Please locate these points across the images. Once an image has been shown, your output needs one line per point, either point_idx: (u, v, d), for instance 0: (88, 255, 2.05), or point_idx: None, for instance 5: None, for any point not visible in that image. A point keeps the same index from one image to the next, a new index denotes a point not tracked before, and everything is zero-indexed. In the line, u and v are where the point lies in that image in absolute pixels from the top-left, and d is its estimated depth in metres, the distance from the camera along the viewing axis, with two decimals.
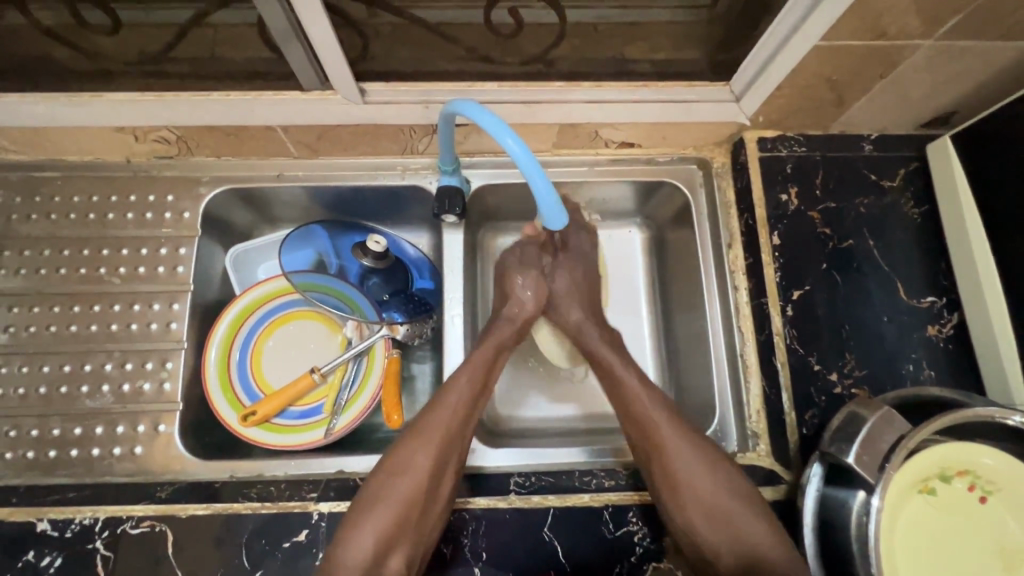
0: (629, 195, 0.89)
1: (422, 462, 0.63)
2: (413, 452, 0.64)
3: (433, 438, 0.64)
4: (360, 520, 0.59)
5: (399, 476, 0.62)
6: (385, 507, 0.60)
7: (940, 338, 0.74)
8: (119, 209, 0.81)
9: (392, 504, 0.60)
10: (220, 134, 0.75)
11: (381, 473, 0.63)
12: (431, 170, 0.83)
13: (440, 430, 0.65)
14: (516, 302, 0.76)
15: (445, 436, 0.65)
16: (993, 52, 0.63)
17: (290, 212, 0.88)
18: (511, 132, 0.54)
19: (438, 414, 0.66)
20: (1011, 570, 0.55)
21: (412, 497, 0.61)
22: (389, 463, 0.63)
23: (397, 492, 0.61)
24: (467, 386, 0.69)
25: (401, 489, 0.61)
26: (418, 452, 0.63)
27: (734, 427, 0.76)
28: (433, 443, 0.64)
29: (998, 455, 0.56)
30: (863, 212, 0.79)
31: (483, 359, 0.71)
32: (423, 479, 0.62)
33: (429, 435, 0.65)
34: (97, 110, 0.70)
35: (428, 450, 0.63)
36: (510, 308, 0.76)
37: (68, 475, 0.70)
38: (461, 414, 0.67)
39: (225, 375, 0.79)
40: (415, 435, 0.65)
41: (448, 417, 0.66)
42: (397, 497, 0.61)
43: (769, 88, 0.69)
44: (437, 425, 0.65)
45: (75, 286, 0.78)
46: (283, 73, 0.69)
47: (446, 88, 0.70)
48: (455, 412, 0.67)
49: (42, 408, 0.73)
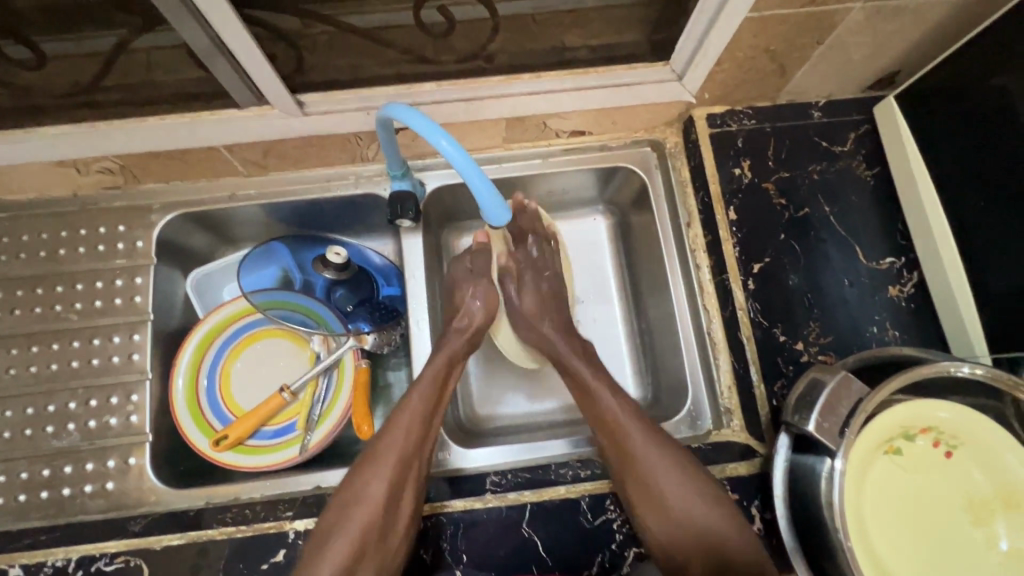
0: (587, 183, 0.89)
1: (377, 488, 0.62)
2: (368, 478, 0.63)
3: (388, 461, 0.64)
4: (319, 553, 0.59)
5: (355, 505, 0.62)
6: (345, 536, 0.60)
7: (902, 297, 0.74)
8: (70, 244, 0.79)
9: (349, 533, 0.60)
10: (163, 159, 0.74)
11: (340, 501, 0.63)
12: (383, 176, 0.82)
13: (395, 453, 0.64)
14: (466, 314, 0.76)
15: (403, 458, 0.64)
16: (924, 8, 0.63)
17: (249, 231, 0.87)
18: (444, 132, 0.54)
19: (392, 436, 0.66)
20: (981, 522, 0.56)
21: (370, 524, 0.60)
22: (346, 492, 0.63)
23: (355, 520, 0.61)
24: (420, 404, 0.68)
25: (358, 516, 0.61)
26: (373, 477, 0.63)
27: (708, 405, 0.77)
28: (388, 465, 0.64)
29: (954, 408, 0.57)
30: (816, 178, 0.79)
31: (435, 376, 0.70)
32: (379, 506, 0.61)
33: (384, 457, 0.64)
34: (33, 146, 0.69)
35: (383, 474, 0.63)
36: (459, 321, 0.76)
37: (42, 518, 0.69)
38: (416, 431, 0.66)
39: (194, 400, 0.78)
40: (371, 460, 0.65)
41: (402, 437, 0.66)
42: (356, 524, 0.61)
43: (709, 63, 0.69)
44: (391, 448, 0.65)
45: (32, 326, 0.76)
46: (217, 91, 0.68)
47: (385, 93, 0.70)
48: (410, 431, 0.66)
49: (9, 452, 0.72)
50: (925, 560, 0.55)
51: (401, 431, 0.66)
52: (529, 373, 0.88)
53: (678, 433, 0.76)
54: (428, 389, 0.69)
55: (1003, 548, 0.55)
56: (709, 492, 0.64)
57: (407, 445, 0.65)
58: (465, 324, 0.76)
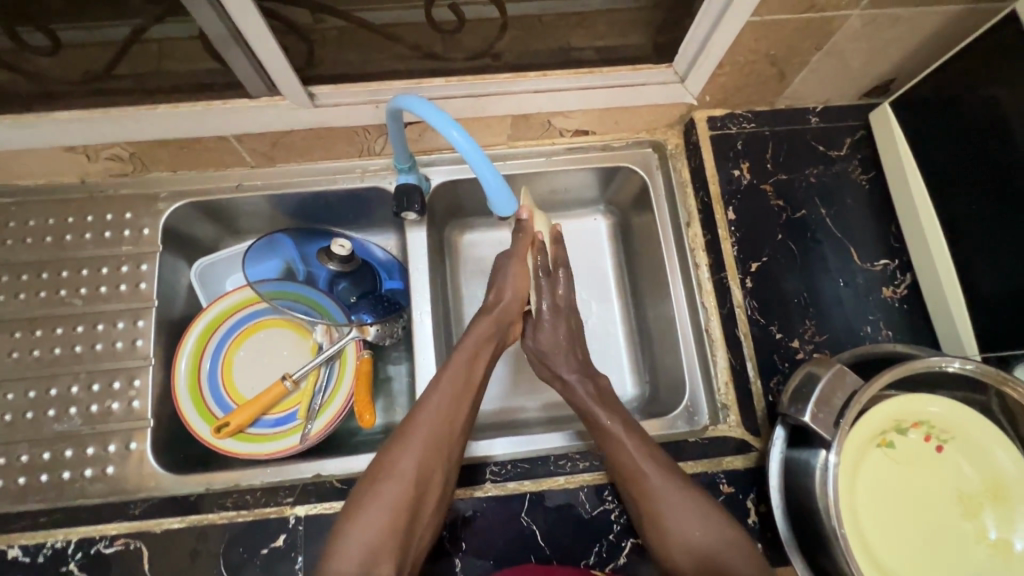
0: (589, 183, 0.90)
1: (406, 468, 0.61)
2: (397, 457, 0.62)
3: (418, 440, 0.63)
4: (346, 529, 0.58)
5: (384, 483, 0.61)
6: (374, 516, 0.59)
7: (895, 299, 0.76)
8: (76, 230, 0.80)
9: (376, 511, 0.59)
10: (172, 147, 0.74)
11: (367, 480, 0.62)
12: (389, 170, 0.83)
13: (426, 433, 0.63)
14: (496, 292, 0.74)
15: (433, 441, 0.63)
16: (919, 18, 0.66)
17: (255, 223, 0.88)
18: (455, 124, 0.55)
19: (418, 417, 0.65)
20: (971, 516, 0.57)
21: (398, 506, 0.59)
22: (373, 470, 0.62)
23: (382, 500, 0.59)
24: (449, 385, 0.67)
25: (386, 496, 0.60)
26: (402, 457, 0.62)
27: (705, 402, 0.78)
28: (417, 447, 0.62)
29: (944, 403, 0.58)
30: (813, 181, 0.81)
31: (464, 357, 0.69)
32: (409, 485, 0.60)
33: (412, 437, 0.63)
34: (44, 131, 0.69)
35: (412, 455, 0.62)
36: (488, 302, 0.75)
37: (41, 501, 0.69)
38: (445, 415, 0.65)
39: (196, 387, 0.79)
40: (399, 440, 0.63)
41: (431, 419, 0.64)
42: (385, 503, 0.59)
43: (712, 65, 0.71)
44: (422, 428, 0.64)
45: (36, 310, 0.77)
46: (228, 81, 0.70)
47: (395, 87, 0.71)
48: (439, 414, 0.65)
49: (10, 435, 0.72)
50: (915, 551, 0.56)
51: (429, 412, 0.65)
52: (520, 369, 0.88)
53: (675, 428, 0.77)
54: (457, 372, 0.68)
55: (990, 539, 0.56)
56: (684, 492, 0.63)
57: (437, 428, 0.64)
58: (492, 306, 0.74)
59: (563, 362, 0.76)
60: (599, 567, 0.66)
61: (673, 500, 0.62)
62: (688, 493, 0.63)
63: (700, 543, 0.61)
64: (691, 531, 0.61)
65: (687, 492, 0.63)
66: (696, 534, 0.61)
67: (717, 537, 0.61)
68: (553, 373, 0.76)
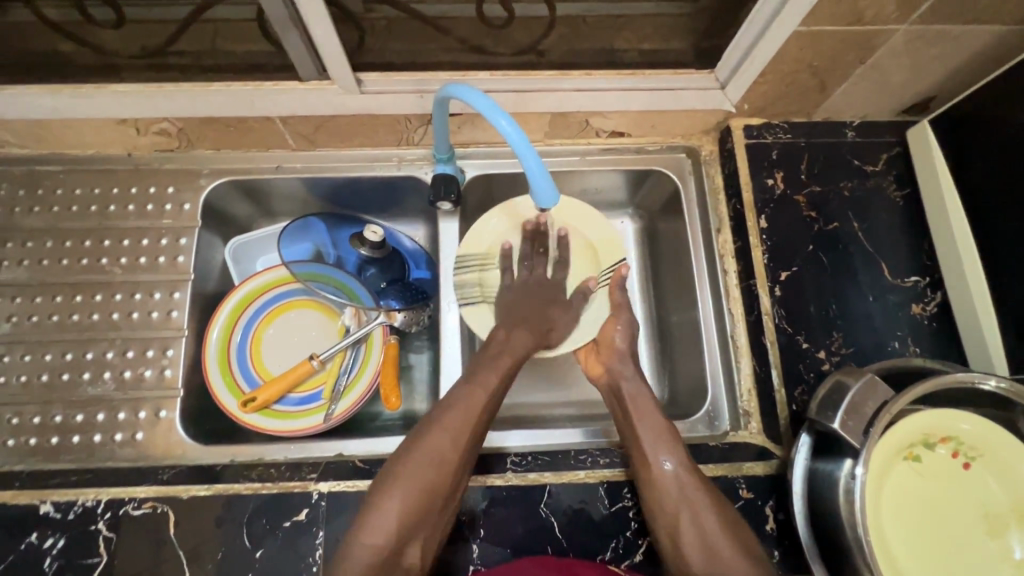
0: (621, 185, 0.91)
1: (447, 453, 0.61)
2: (437, 440, 0.62)
3: (459, 428, 0.63)
4: (384, 502, 0.58)
5: (425, 465, 0.60)
6: (412, 496, 0.59)
7: (925, 316, 0.76)
8: (120, 201, 0.82)
9: (415, 492, 0.59)
10: (219, 125, 0.76)
11: (405, 456, 0.61)
12: (426, 161, 0.84)
13: (466, 422, 0.63)
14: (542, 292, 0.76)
15: (473, 429, 0.64)
16: (966, 37, 0.66)
17: (290, 205, 0.89)
18: (504, 113, 0.54)
19: (464, 404, 0.65)
20: (996, 535, 0.57)
21: (435, 490, 0.60)
22: (412, 448, 0.62)
23: (421, 481, 0.59)
24: (498, 381, 0.68)
25: (426, 477, 0.60)
26: (443, 442, 0.62)
27: (726, 407, 0.78)
28: (460, 434, 0.63)
29: (975, 420, 0.58)
30: (847, 195, 0.81)
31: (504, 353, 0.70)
32: (447, 471, 0.61)
33: (457, 424, 0.63)
34: (101, 101, 0.72)
35: (455, 440, 0.62)
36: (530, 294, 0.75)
37: (72, 460, 0.71)
38: (489, 408, 0.66)
39: (225, 360, 0.80)
40: (440, 424, 0.63)
41: (477, 409, 0.65)
42: (424, 486, 0.59)
43: (754, 73, 0.72)
44: (463, 418, 0.64)
45: (77, 276, 0.79)
46: (282, 64, 0.72)
47: (441, 78, 0.73)
48: (485, 404, 0.65)
49: (45, 395, 0.74)
50: (938, 565, 0.56)
51: (476, 402, 0.65)
52: (537, 363, 0.88)
53: (695, 432, 0.77)
54: (507, 370, 0.69)
55: (1015, 559, 0.56)
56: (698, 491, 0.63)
57: (479, 418, 0.65)
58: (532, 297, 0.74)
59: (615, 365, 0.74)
60: (615, 563, 0.66)
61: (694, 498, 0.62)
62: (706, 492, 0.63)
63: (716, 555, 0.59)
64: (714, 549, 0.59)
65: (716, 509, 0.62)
66: (710, 538, 0.60)
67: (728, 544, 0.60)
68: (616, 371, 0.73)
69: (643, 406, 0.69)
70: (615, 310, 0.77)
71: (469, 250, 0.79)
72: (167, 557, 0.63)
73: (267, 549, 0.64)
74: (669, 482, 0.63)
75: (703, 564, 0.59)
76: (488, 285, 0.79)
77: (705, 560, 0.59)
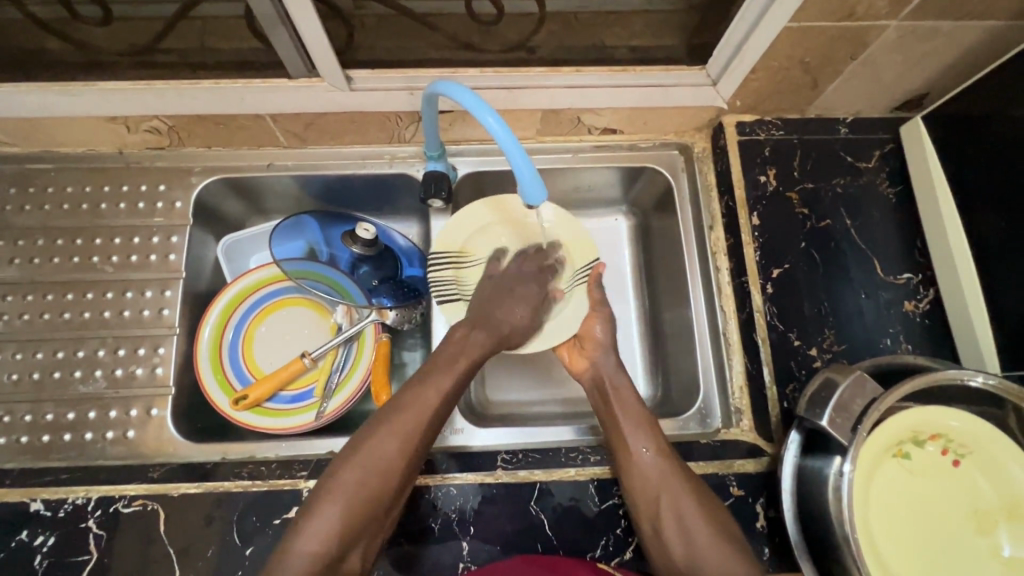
0: (614, 182, 0.90)
1: (394, 460, 0.61)
2: (381, 446, 0.61)
3: (404, 433, 0.62)
4: (323, 508, 0.58)
5: (367, 471, 0.60)
6: (351, 503, 0.58)
7: (917, 313, 0.75)
8: (111, 199, 0.82)
9: (355, 498, 0.59)
10: (210, 123, 0.76)
11: (348, 460, 0.61)
12: (418, 158, 0.84)
13: (413, 427, 0.63)
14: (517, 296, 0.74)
15: (420, 433, 0.63)
16: (959, 31, 0.65)
17: (282, 203, 0.89)
18: (492, 111, 0.54)
19: (414, 409, 0.64)
20: (985, 532, 0.57)
21: (375, 496, 0.59)
22: (356, 452, 0.61)
23: (361, 487, 0.59)
24: (451, 385, 0.66)
25: (369, 484, 0.59)
26: (388, 447, 0.61)
27: (718, 405, 0.78)
28: (409, 439, 0.62)
29: (965, 417, 0.58)
30: (840, 192, 0.81)
31: (460, 352, 0.69)
32: (391, 478, 0.61)
33: (405, 428, 0.63)
34: (90, 99, 0.71)
35: (401, 446, 0.62)
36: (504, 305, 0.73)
37: (63, 458, 0.71)
38: (439, 413, 0.65)
39: (217, 358, 0.80)
40: (385, 429, 0.62)
41: (429, 414, 0.64)
42: (365, 493, 0.59)
43: (745, 70, 0.71)
44: (410, 422, 0.63)
45: (68, 274, 0.79)
46: (271, 62, 0.72)
47: (430, 75, 0.72)
48: (437, 408, 0.65)
49: (36, 393, 0.74)
50: (926, 562, 0.56)
51: (428, 405, 0.65)
52: (529, 360, 0.88)
53: (687, 429, 0.77)
54: (462, 371, 0.68)
55: (1004, 556, 0.56)
56: (677, 481, 0.64)
57: (429, 423, 0.64)
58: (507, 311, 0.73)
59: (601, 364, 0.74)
60: (606, 560, 0.66)
61: (675, 489, 0.63)
62: (687, 484, 0.64)
63: (694, 543, 0.61)
64: (692, 531, 0.61)
65: (696, 493, 0.63)
66: (691, 529, 0.61)
67: (709, 534, 0.61)
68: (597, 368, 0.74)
69: (626, 398, 0.70)
70: (595, 305, 0.77)
71: (444, 248, 0.76)
72: (157, 555, 0.63)
73: (257, 547, 0.64)
74: (653, 468, 0.64)
75: (684, 555, 0.61)
76: (464, 283, 0.78)
77: (685, 550, 0.61)
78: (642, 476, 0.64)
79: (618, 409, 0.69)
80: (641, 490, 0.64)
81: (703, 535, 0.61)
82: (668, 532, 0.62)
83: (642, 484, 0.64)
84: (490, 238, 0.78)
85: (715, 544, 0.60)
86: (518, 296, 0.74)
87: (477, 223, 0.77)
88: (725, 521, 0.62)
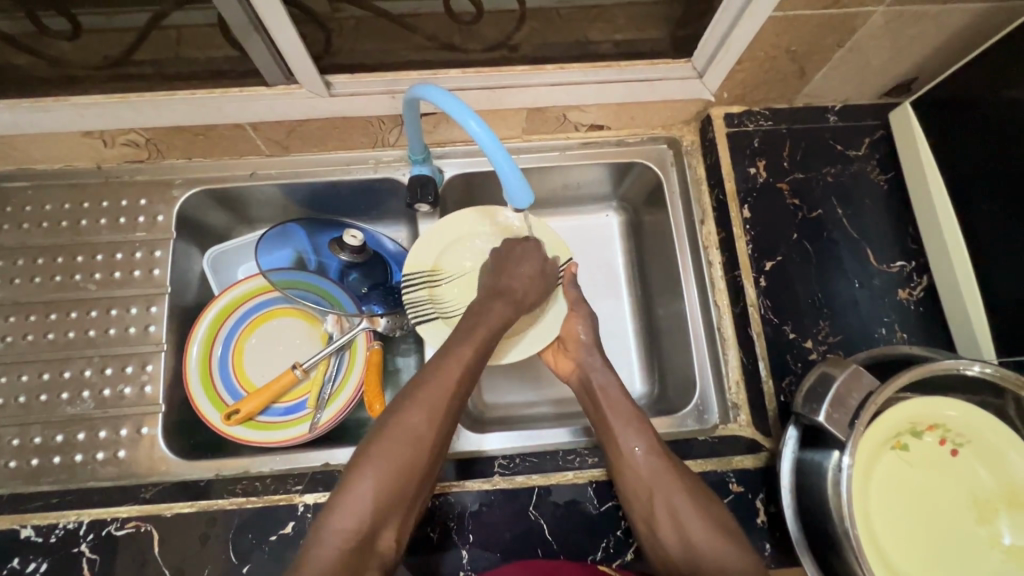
0: (604, 178, 0.89)
1: (424, 433, 0.60)
2: (411, 420, 0.60)
3: (429, 409, 0.61)
4: (356, 483, 0.57)
5: (398, 445, 0.59)
6: (383, 478, 0.57)
7: (911, 301, 0.75)
8: (92, 215, 0.80)
9: (388, 475, 0.58)
10: (189, 135, 0.75)
11: (379, 435, 0.60)
12: (403, 162, 0.83)
13: (441, 403, 0.62)
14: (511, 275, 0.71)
15: (447, 409, 0.62)
16: (946, 15, 0.64)
17: (267, 212, 0.88)
18: (474, 115, 0.53)
19: (440, 383, 0.63)
20: (985, 521, 0.56)
21: (409, 472, 0.58)
22: (387, 428, 0.60)
23: (394, 461, 0.58)
24: (473, 356, 0.65)
25: (401, 459, 0.58)
26: (418, 421, 0.60)
27: (715, 400, 0.77)
28: (437, 411, 0.61)
29: (961, 407, 0.58)
30: (830, 181, 0.80)
31: (470, 338, 0.66)
32: (423, 452, 0.60)
33: (431, 404, 0.62)
34: (63, 115, 0.70)
35: (429, 420, 0.61)
36: (499, 284, 0.71)
37: (53, 482, 0.70)
38: (465, 385, 0.64)
39: (207, 375, 0.79)
40: (413, 404, 0.61)
41: (453, 390, 0.63)
42: (397, 468, 0.58)
43: (731, 61, 0.70)
44: (436, 400, 0.62)
45: (50, 294, 0.78)
46: (246, 69, 0.70)
47: (410, 78, 0.71)
48: (461, 385, 0.64)
49: (23, 416, 0.73)
50: (927, 554, 0.55)
51: (453, 380, 0.63)
52: (525, 361, 0.87)
53: (684, 426, 0.77)
54: (481, 343, 0.66)
55: (1005, 545, 0.56)
56: (670, 477, 0.63)
57: (455, 398, 0.63)
58: (503, 288, 0.70)
59: (588, 359, 0.73)
60: (606, 563, 0.65)
61: (667, 489, 0.62)
62: (681, 478, 0.63)
63: (689, 538, 0.60)
64: (687, 528, 0.61)
65: (690, 492, 0.62)
66: (687, 524, 0.61)
67: (704, 530, 0.60)
68: (587, 363, 0.73)
69: (615, 396, 0.70)
70: (573, 305, 0.76)
71: (414, 268, 0.76)
72: None
73: (254, 565, 0.63)
74: (643, 466, 0.64)
75: (679, 549, 0.61)
76: (440, 300, 0.76)
77: (681, 545, 0.60)
78: (639, 466, 0.64)
79: (613, 402, 0.69)
80: (635, 485, 0.63)
81: (699, 531, 0.60)
82: (662, 530, 0.61)
83: (639, 475, 0.63)
84: (461, 258, 0.77)
85: (710, 545, 0.59)
86: (519, 256, 0.73)
87: (445, 242, 0.77)
88: (721, 515, 0.62)
